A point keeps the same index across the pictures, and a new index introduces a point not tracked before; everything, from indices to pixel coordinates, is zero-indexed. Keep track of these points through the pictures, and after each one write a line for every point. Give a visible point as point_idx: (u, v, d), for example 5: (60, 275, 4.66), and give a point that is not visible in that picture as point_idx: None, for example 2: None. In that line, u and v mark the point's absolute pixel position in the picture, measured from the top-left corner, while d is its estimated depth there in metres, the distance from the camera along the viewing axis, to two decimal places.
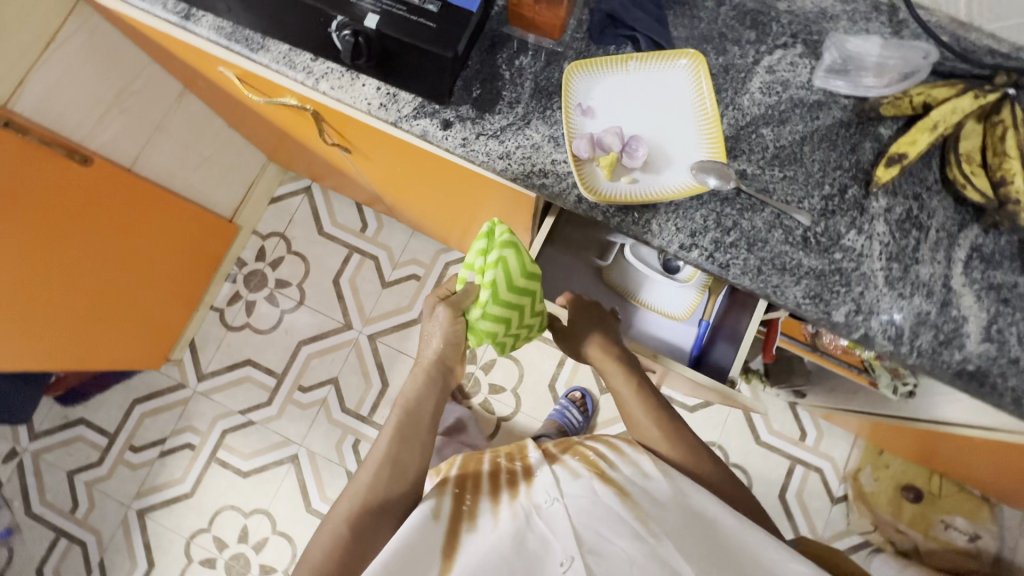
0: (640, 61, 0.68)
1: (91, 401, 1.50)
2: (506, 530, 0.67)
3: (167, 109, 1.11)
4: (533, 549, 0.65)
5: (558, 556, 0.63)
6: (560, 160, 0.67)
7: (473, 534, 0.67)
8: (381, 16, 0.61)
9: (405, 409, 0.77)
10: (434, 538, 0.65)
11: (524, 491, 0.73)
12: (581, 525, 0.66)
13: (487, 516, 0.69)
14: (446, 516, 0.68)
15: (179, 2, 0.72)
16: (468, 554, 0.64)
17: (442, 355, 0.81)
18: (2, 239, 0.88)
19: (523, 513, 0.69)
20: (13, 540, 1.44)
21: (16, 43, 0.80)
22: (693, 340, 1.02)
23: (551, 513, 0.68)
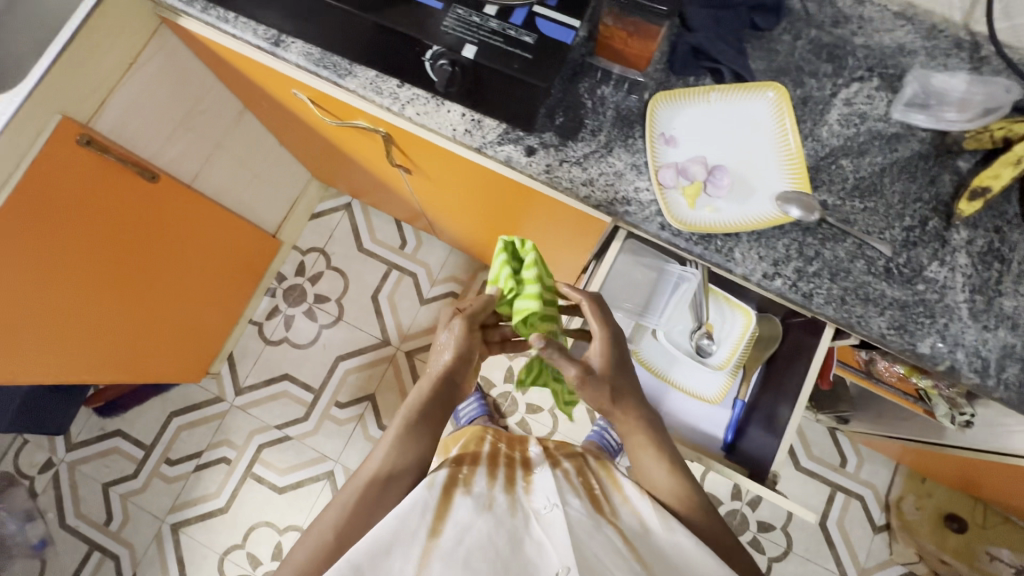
0: (721, 92, 0.69)
1: (128, 412, 1.50)
2: (504, 525, 0.67)
3: (227, 127, 1.13)
4: (528, 554, 0.65)
5: (555, 565, 0.63)
6: (643, 187, 0.68)
7: (467, 505, 0.69)
8: (478, 47, 0.62)
9: (405, 425, 0.70)
10: (427, 504, 0.66)
11: (525, 488, 0.75)
12: (585, 544, 0.65)
13: (481, 491, 0.72)
14: (440, 486, 0.70)
15: (270, 28, 0.73)
16: (463, 535, 0.64)
17: (457, 369, 0.74)
18: (74, 254, 0.90)
19: (519, 514, 0.70)
20: (46, 553, 1.43)
21: (100, 66, 0.82)
22: (726, 424, 0.97)
23: (549, 520, 0.68)
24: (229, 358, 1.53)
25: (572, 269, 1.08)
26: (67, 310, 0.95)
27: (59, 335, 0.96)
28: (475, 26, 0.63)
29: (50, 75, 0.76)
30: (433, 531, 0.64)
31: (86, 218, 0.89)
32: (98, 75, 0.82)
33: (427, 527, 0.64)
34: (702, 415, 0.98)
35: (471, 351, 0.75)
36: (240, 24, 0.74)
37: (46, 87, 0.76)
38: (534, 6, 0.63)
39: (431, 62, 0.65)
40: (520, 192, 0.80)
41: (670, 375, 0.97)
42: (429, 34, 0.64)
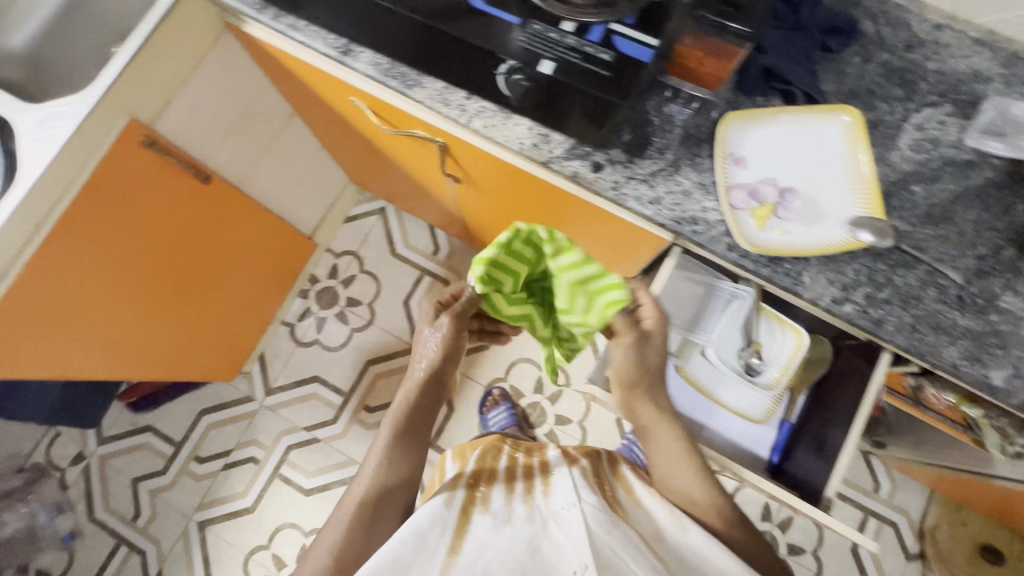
0: (792, 114, 0.69)
1: (160, 408, 1.51)
2: (521, 533, 0.73)
3: (276, 131, 1.14)
4: (547, 556, 0.70)
5: (573, 562, 0.67)
6: (712, 207, 0.68)
7: (486, 521, 0.74)
8: (556, 63, 0.62)
9: (395, 427, 0.78)
10: (446, 521, 0.72)
11: (540, 495, 0.81)
12: (601, 542, 0.69)
13: (501, 506, 0.78)
14: (458, 506, 0.76)
15: (340, 37, 0.74)
16: (489, 540, 0.71)
17: (440, 371, 0.80)
18: (130, 250, 0.91)
19: (539, 519, 0.76)
20: (74, 545, 1.44)
21: (169, 68, 0.83)
22: (772, 445, 0.96)
23: (566, 519, 0.74)
24: (260, 358, 1.54)
25: None
26: (119, 309, 0.96)
27: (110, 333, 0.97)
28: (552, 43, 0.63)
29: (123, 75, 0.77)
30: (453, 547, 0.70)
31: (144, 217, 0.90)
32: (165, 77, 0.84)
33: (449, 541, 0.70)
34: (747, 435, 0.97)
35: (456, 352, 0.80)
36: (311, 32, 0.74)
37: (118, 88, 0.77)
38: (611, 24, 0.63)
39: (505, 78, 0.66)
40: (578, 205, 0.80)
41: (717, 393, 0.95)
42: (503, 50, 0.64)
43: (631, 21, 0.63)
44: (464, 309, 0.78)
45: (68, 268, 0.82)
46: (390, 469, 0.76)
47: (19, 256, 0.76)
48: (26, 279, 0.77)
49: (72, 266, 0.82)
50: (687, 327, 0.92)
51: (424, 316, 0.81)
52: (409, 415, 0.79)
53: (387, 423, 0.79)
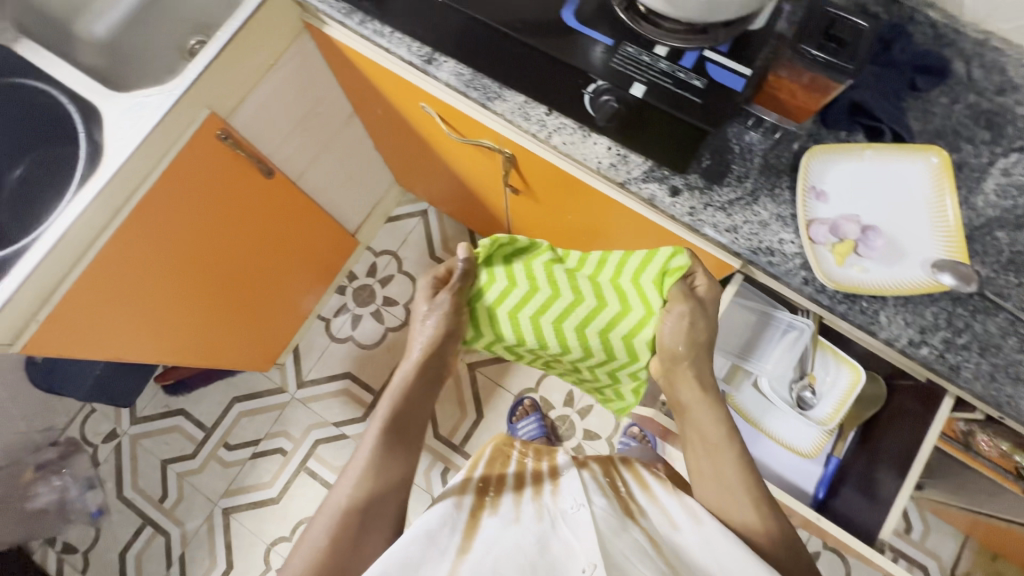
0: (878, 152, 0.68)
1: (193, 392, 1.53)
2: (530, 535, 0.64)
3: (335, 130, 1.14)
4: (557, 557, 0.62)
5: (582, 564, 0.59)
6: (789, 240, 0.67)
7: (495, 521, 0.66)
8: (648, 87, 0.63)
9: (393, 409, 0.75)
10: (453, 525, 0.65)
11: (550, 494, 0.71)
12: (611, 544, 0.62)
13: (510, 507, 0.69)
14: (466, 506, 0.68)
15: (424, 46, 0.74)
16: (490, 544, 0.62)
17: (438, 353, 0.78)
18: (194, 240, 0.93)
19: (547, 520, 0.67)
20: (102, 522, 1.45)
21: (247, 65, 0.85)
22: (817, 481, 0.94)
23: (577, 520, 0.66)
24: (294, 350, 1.55)
25: None
26: (178, 297, 0.97)
27: (168, 320, 0.99)
28: (645, 66, 0.63)
29: (206, 71, 0.79)
30: (461, 548, 0.62)
31: (211, 208, 0.92)
32: (244, 73, 0.85)
33: (456, 542, 0.63)
34: (792, 468, 0.95)
35: (455, 327, 0.78)
36: (396, 40, 0.75)
37: (201, 83, 0.79)
38: (705, 50, 0.63)
39: (591, 99, 0.66)
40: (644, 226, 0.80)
41: (763, 422, 0.94)
42: (596, 71, 0.64)
43: (724, 48, 0.63)
44: (463, 278, 0.77)
45: (137, 254, 0.84)
46: (382, 469, 0.70)
47: (97, 240, 0.78)
48: (100, 263, 0.79)
49: (141, 253, 0.85)
50: (742, 355, 0.91)
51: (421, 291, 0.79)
52: (403, 407, 0.75)
53: (380, 413, 0.74)
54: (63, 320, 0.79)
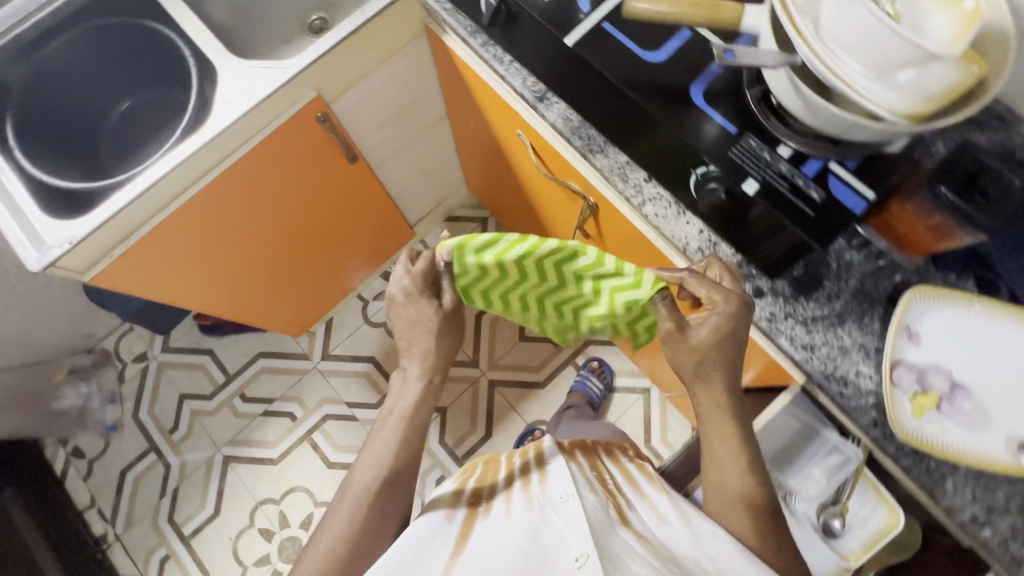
0: (988, 307, 0.62)
1: (224, 337, 1.57)
2: (521, 521, 0.59)
3: (424, 128, 1.14)
4: (547, 544, 0.56)
5: (572, 551, 0.54)
6: (865, 373, 0.63)
7: (488, 519, 0.62)
8: (761, 184, 0.60)
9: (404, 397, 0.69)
10: (446, 534, 0.61)
11: (538, 483, 0.66)
12: (602, 535, 0.56)
13: (502, 502, 0.65)
14: (459, 514, 0.64)
15: (539, 82, 0.73)
16: (482, 546, 0.57)
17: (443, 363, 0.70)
18: (267, 207, 0.94)
19: (538, 507, 0.61)
20: (112, 436, 1.51)
21: (362, 57, 0.86)
22: None
23: (566, 509, 0.59)
24: (327, 322, 1.57)
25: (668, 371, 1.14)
26: (239, 258, 1.00)
27: (226, 277, 1.01)
28: (763, 163, 0.60)
29: (323, 58, 0.81)
30: (455, 551, 0.58)
31: (288, 181, 0.93)
32: (357, 64, 0.87)
33: (450, 549, 0.59)
34: None
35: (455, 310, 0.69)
36: (513, 70, 0.74)
37: (315, 68, 0.81)
38: (831, 161, 0.59)
39: (698, 183, 0.63)
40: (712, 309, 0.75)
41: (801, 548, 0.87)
42: (711, 153, 0.61)
43: (851, 164, 0.60)
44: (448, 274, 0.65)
45: (215, 211, 0.87)
46: (398, 457, 0.67)
47: (184, 192, 0.81)
48: (180, 214, 0.82)
49: (218, 211, 0.87)
50: (778, 464, 0.91)
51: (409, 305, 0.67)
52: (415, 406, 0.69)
53: (393, 416, 0.69)
54: (133, 261, 0.82)
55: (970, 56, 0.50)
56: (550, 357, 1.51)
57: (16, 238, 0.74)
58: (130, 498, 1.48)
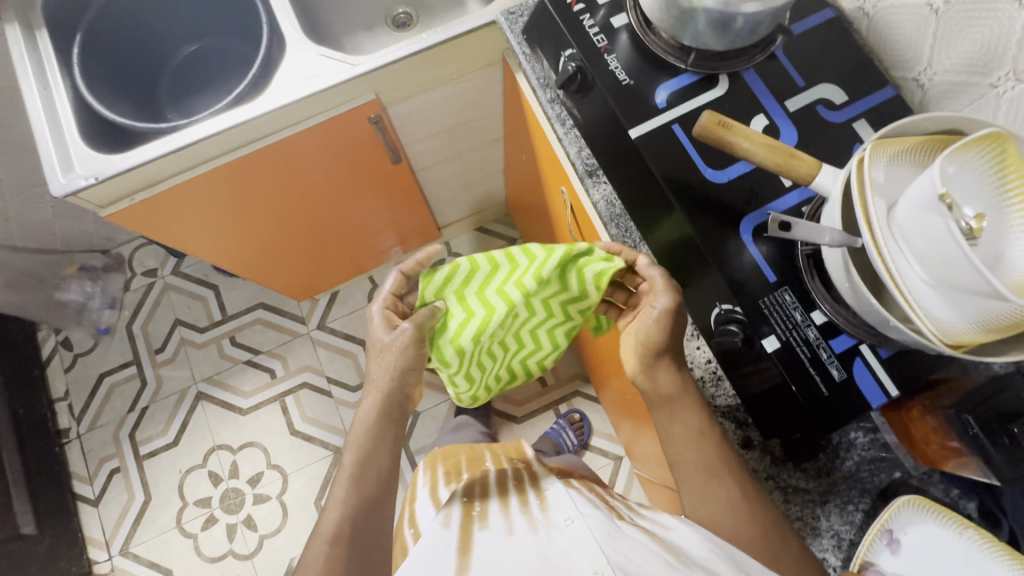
0: (989, 542, 0.54)
1: (232, 278, 1.59)
2: (529, 547, 0.56)
3: (477, 144, 1.11)
4: (557, 564, 0.53)
5: (586, 569, 0.51)
6: (831, 562, 0.60)
7: (488, 537, 0.59)
8: (781, 344, 0.57)
9: (384, 394, 0.69)
10: (446, 547, 0.58)
11: (538, 509, 0.64)
12: (612, 549, 0.52)
13: (501, 520, 0.62)
14: (455, 525, 0.62)
15: (593, 157, 0.71)
16: (489, 561, 0.55)
17: (396, 381, 0.69)
18: (300, 185, 0.94)
19: (542, 532, 0.59)
20: (103, 339, 1.55)
21: (430, 71, 0.84)
22: None
23: (572, 529, 0.56)
24: (332, 294, 1.57)
25: (646, 449, 1.12)
26: (263, 224, 1.01)
27: (245, 237, 1.02)
28: (792, 324, 0.57)
29: (389, 66, 0.79)
30: (460, 569, 0.55)
31: (326, 165, 0.92)
32: (425, 76, 0.85)
33: (453, 564, 0.55)
34: None
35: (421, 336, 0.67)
36: (571, 136, 0.72)
37: (379, 73, 0.79)
38: (863, 343, 0.56)
39: (720, 318, 0.61)
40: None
41: None
42: (741, 295, 0.59)
43: (883, 353, 0.55)
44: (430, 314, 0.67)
45: (246, 179, 0.87)
46: (364, 480, 0.67)
47: (221, 156, 0.81)
48: (214, 174, 0.82)
49: (251, 180, 0.87)
50: None
51: (373, 329, 0.70)
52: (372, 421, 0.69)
53: (345, 463, 0.68)
54: (155, 207, 0.83)
55: None
56: (535, 396, 1.48)
57: (48, 158, 0.75)
58: (100, 402, 1.51)
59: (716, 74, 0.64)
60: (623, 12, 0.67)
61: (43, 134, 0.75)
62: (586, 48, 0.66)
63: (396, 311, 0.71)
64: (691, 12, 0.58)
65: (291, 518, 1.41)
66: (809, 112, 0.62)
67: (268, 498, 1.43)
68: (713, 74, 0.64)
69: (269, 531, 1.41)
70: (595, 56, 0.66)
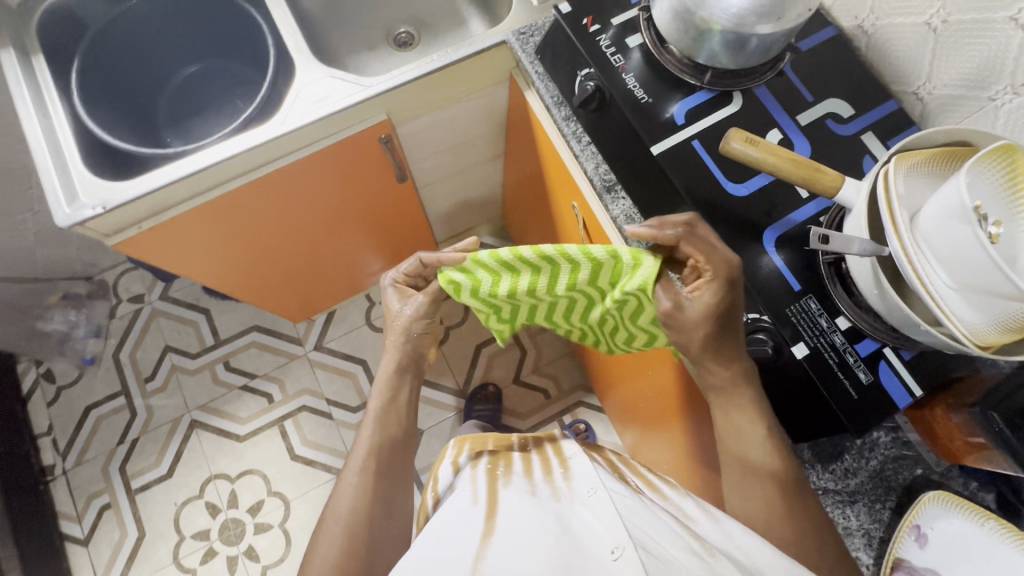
0: (1009, 531, 0.55)
1: (224, 302, 1.55)
2: (551, 513, 0.56)
3: (478, 161, 1.11)
4: (578, 536, 0.53)
5: (608, 544, 0.50)
6: (862, 560, 0.62)
7: (513, 495, 0.61)
8: (810, 351, 0.59)
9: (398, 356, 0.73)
10: (472, 517, 0.58)
11: (561, 478, 0.63)
12: (633, 523, 0.51)
13: (524, 485, 0.63)
14: (484, 498, 0.61)
15: (610, 172, 0.70)
16: (508, 532, 0.54)
17: (408, 347, 0.74)
18: (306, 205, 0.93)
19: (564, 501, 0.59)
20: (88, 369, 1.49)
21: (440, 90, 0.85)
22: None
23: (592, 502, 0.55)
24: (329, 313, 1.54)
25: (649, 455, 1.14)
26: (266, 246, 0.98)
27: (246, 259, 0.99)
28: (818, 330, 0.59)
29: (401, 87, 0.80)
30: (485, 534, 0.54)
31: (334, 185, 0.91)
32: (435, 96, 0.85)
33: (478, 535, 0.54)
34: None
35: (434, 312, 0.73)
36: (588, 152, 0.71)
37: (393, 93, 0.80)
38: (886, 346, 0.58)
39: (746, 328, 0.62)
40: (703, 431, 0.74)
41: None
42: (768, 305, 0.61)
43: (905, 354, 0.58)
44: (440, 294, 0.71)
45: (257, 201, 0.85)
46: (389, 422, 0.71)
47: (233, 180, 0.80)
48: (226, 199, 0.81)
49: (257, 204, 0.86)
50: None
51: (387, 299, 0.74)
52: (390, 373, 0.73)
53: (370, 408, 0.72)
54: (164, 234, 0.81)
55: None
56: (539, 408, 1.47)
57: (51, 187, 0.72)
58: (87, 436, 1.45)
59: (730, 91, 0.66)
60: (637, 32, 0.70)
61: (45, 160, 0.73)
62: (602, 67, 0.68)
63: (409, 285, 0.75)
64: (707, 32, 0.60)
65: (295, 546, 1.37)
66: (820, 126, 0.64)
67: (269, 526, 1.38)
68: (727, 92, 0.66)
69: (272, 561, 1.36)
70: (612, 76, 0.68)
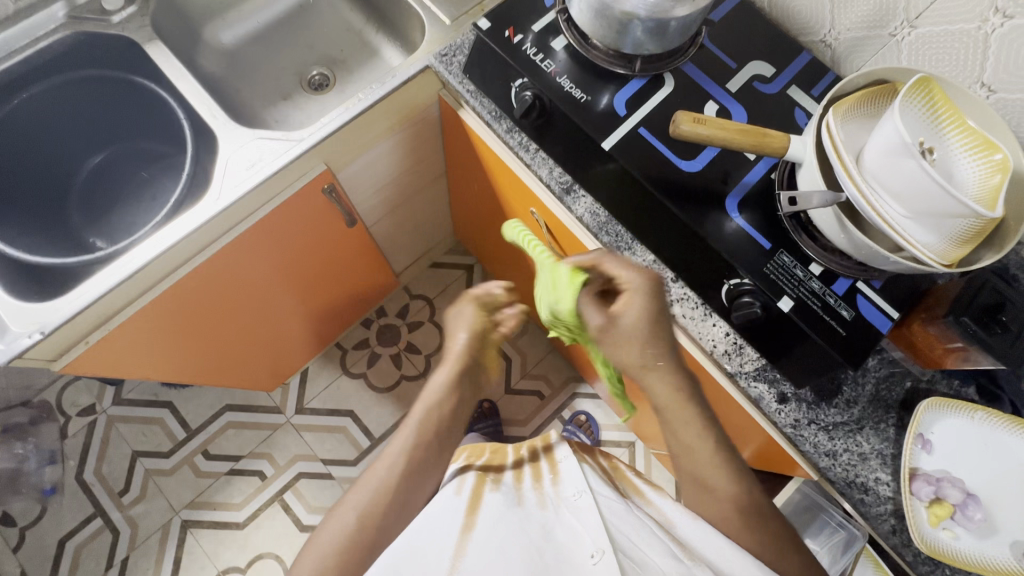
0: (998, 417, 0.62)
1: (185, 389, 1.45)
2: (532, 520, 0.56)
3: (422, 186, 1.07)
4: (559, 540, 0.54)
5: (586, 547, 0.52)
6: (884, 480, 0.63)
7: (498, 498, 0.59)
8: (796, 302, 0.62)
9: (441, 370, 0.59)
10: (453, 510, 0.58)
11: (550, 483, 0.62)
12: (614, 527, 0.54)
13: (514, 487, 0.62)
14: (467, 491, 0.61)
15: (565, 173, 0.71)
16: (486, 534, 0.54)
17: None
18: (257, 273, 0.87)
19: (552, 507, 0.58)
20: (51, 501, 1.36)
21: (373, 127, 0.82)
22: None
23: (578, 507, 0.57)
24: (302, 373, 1.48)
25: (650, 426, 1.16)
26: (221, 326, 0.92)
27: (198, 346, 0.92)
28: (796, 281, 0.62)
29: (336, 133, 0.77)
30: (466, 527, 0.55)
31: (284, 246, 0.87)
32: (368, 135, 0.83)
33: (458, 526, 0.56)
34: None
35: None
36: (539, 159, 0.71)
37: (328, 141, 0.77)
38: (858, 280, 0.62)
39: (731, 294, 0.64)
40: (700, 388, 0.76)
41: None
42: (747, 268, 0.63)
43: (876, 284, 0.62)
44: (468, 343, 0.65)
45: (204, 284, 0.80)
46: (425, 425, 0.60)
47: (175, 271, 0.75)
48: (174, 291, 0.76)
49: (204, 290, 0.81)
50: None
51: None
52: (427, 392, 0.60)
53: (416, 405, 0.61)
54: (111, 343, 0.75)
55: (988, 199, 0.52)
56: (537, 410, 1.47)
57: None
58: (68, 571, 1.32)
59: (661, 74, 0.68)
60: (559, 33, 0.70)
61: None
62: (534, 75, 0.69)
63: None
64: (628, 24, 0.61)
65: None
66: (749, 89, 0.68)
67: None
68: (659, 75, 0.68)
69: None
70: (546, 82, 0.68)
